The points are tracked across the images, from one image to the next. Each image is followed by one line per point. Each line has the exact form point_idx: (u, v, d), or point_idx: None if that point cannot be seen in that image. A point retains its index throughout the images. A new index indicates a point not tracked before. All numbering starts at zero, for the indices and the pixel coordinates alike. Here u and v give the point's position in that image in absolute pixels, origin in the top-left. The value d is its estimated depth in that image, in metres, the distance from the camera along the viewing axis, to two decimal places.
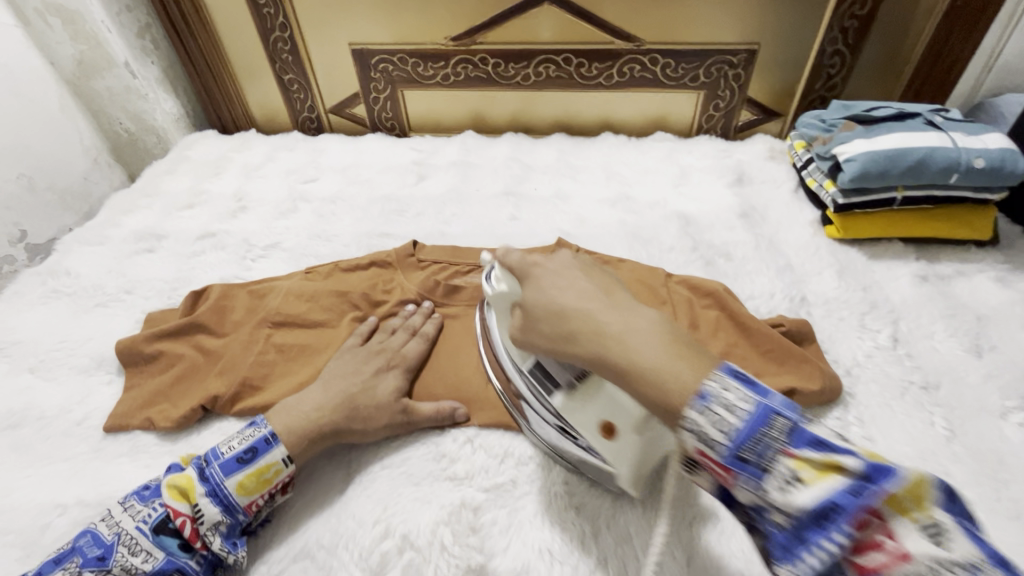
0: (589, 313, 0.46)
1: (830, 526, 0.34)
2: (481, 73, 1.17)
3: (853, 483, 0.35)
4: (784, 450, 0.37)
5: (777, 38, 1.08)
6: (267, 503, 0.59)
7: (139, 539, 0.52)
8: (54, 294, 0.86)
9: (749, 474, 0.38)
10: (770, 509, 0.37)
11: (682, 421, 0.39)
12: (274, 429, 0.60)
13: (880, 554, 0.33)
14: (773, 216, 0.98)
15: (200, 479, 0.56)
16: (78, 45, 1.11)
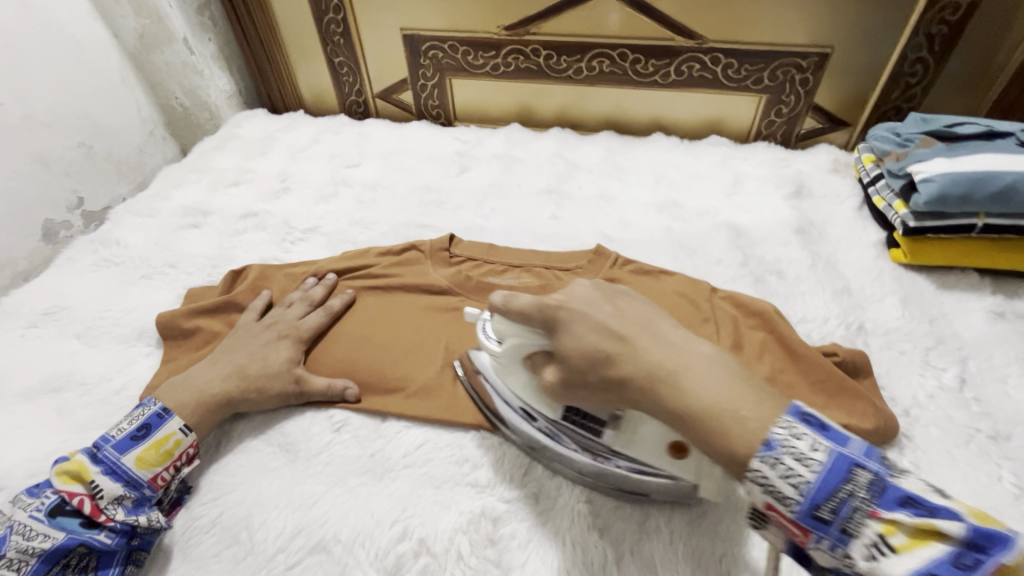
0: (664, 361, 0.43)
1: None
2: (532, 64, 1.13)
3: (957, 555, 0.33)
4: (869, 509, 0.36)
5: (853, 42, 1.00)
6: (174, 476, 0.60)
7: (35, 524, 0.52)
8: (104, 263, 0.89)
9: (828, 535, 0.36)
10: (855, 573, 0.36)
11: (750, 473, 0.38)
12: (164, 406, 0.63)
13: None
14: (832, 233, 0.92)
15: (94, 461, 0.57)
16: (141, 19, 1.13)
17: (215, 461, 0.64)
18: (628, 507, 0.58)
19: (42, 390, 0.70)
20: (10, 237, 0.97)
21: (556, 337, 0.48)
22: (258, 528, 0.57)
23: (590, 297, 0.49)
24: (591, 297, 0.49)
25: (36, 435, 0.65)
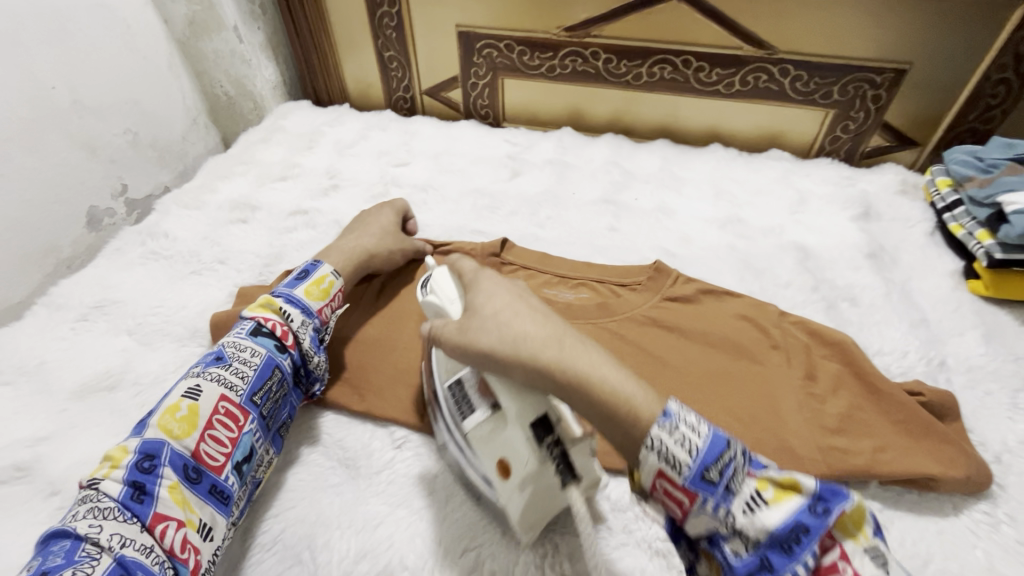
0: (541, 331, 0.47)
1: (801, 555, 0.37)
2: (590, 68, 1.10)
3: (809, 503, 0.38)
4: (747, 473, 0.40)
5: (933, 59, 0.96)
6: (331, 315, 0.68)
7: (240, 340, 0.59)
8: (152, 256, 0.87)
9: (715, 496, 0.39)
10: (730, 535, 0.40)
11: (650, 439, 0.41)
12: (314, 259, 0.71)
13: (834, 571, 0.37)
14: (905, 259, 0.88)
15: (274, 296, 0.64)
16: (191, 5, 1.10)
17: (274, 473, 0.61)
18: None
19: (95, 388, 0.68)
20: (55, 223, 0.95)
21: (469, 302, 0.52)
22: (324, 547, 0.54)
23: (509, 283, 0.52)
24: (518, 287, 0.52)
25: (89, 436, 0.63)
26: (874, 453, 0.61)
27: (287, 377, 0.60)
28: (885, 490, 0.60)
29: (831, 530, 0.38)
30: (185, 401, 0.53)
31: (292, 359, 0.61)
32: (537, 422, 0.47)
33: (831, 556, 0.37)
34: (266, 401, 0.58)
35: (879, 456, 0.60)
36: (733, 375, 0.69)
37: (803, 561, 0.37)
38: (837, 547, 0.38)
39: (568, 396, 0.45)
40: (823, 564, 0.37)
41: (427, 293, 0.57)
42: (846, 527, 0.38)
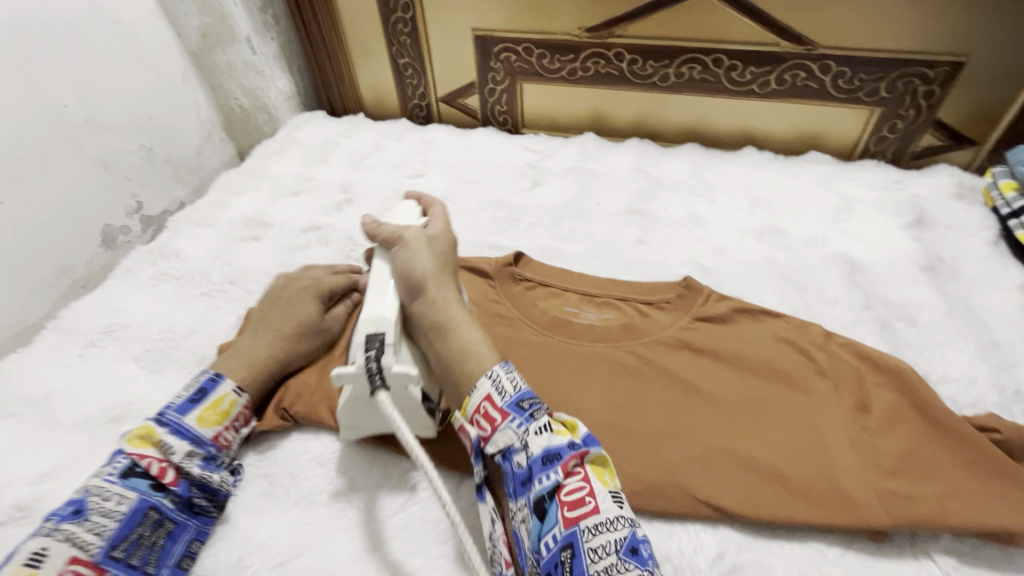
0: (433, 284, 0.63)
1: (551, 471, 0.47)
2: (613, 69, 1.04)
3: (577, 442, 0.49)
4: (548, 412, 0.51)
5: (994, 49, 0.87)
6: (235, 436, 0.61)
7: (107, 485, 0.51)
8: (163, 277, 0.85)
9: (521, 418, 0.50)
10: (518, 450, 0.49)
11: (492, 372, 0.54)
12: (217, 370, 0.62)
13: (580, 502, 0.46)
14: (966, 271, 0.80)
15: (158, 424, 0.56)
16: (204, 17, 1.08)
17: (283, 517, 0.57)
18: None
19: (101, 420, 0.66)
20: (70, 243, 0.94)
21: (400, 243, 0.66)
22: None
23: (444, 245, 0.69)
24: (449, 253, 0.69)
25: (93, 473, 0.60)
26: (941, 501, 0.53)
27: (167, 517, 0.53)
28: (958, 542, 0.53)
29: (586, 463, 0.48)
30: (23, 570, 0.45)
31: (173, 497, 0.54)
32: (376, 348, 0.57)
33: (581, 493, 0.46)
34: (133, 551, 0.50)
35: (948, 503, 0.53)
36: (779, 405, 0.62)
37: (553, 474, 0.47)
38: (585, 479, 0.47)
39: (434, 330, 0.60)
40: (573, 489, 0.46)
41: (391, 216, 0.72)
42: (608, 479, 0.48)
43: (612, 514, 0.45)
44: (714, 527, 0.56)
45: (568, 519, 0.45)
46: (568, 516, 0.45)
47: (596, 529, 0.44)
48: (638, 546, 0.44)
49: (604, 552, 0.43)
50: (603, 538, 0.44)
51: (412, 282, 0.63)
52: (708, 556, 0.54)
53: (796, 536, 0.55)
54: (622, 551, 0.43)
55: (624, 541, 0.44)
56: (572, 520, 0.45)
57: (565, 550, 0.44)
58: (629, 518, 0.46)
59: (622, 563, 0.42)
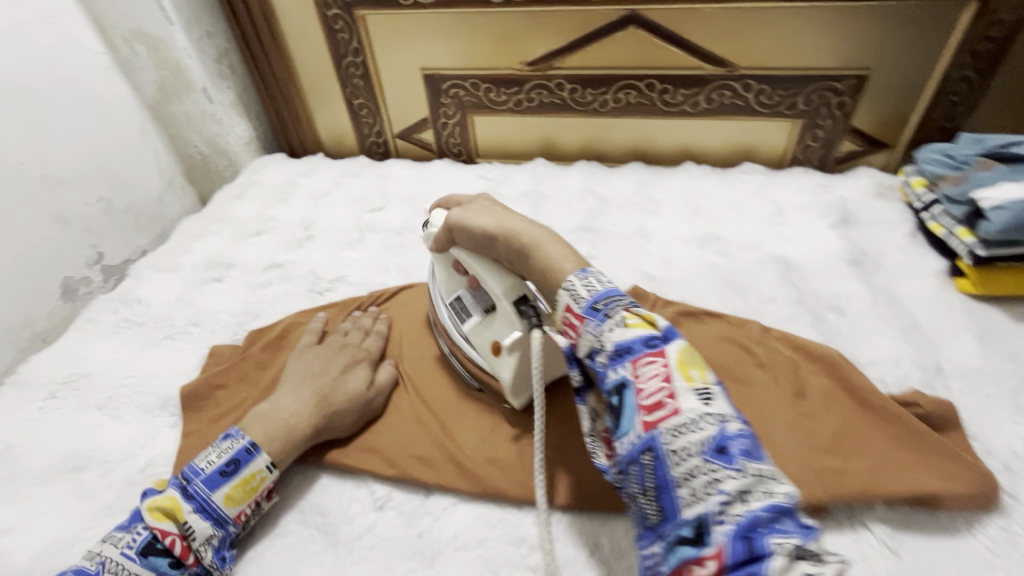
0: (519, 220, 0.59)
1: (621, 367, 0.47)
2: (556, 99, 1.11)
3: (657, 335, 0.48)
4: (624, 308, 0.50)
5: (891, 63, 0.97)
6: (255, 511, 0.59)
7: (126, 562, 0.51)
8: (125, 324, 0.85)
9: (596, 320, 0.50)
10: (599, 350, 0.49)
11: (566, 283, 0.52)
12: (253, 439, 0.60)
13: (659, 407, 0.45)
14: (888, 263, 0.87)
15: (184, 498, 0.55)
16: (160, 71, 1.12)
17: (248, 549, 0.58)
18: None
19: (63, 470, 0.66)
20: (29, 298, 0.94)
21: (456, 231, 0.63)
22: None
23: (485, 204, 0.63)
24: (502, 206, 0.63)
25: (56, 522, 0.61)
26: (871, 473, 0.57)
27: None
28: (892, 512, 0.57)
29: (664, 356, 0.47)
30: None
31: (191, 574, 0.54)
32: (527, 308, 0.58)
33: (660, 396, 0.45)
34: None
35: (880, 475, 0.57)
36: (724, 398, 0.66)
37: (624, 370, 0.47)
38: (664, 373, 0.46)
39: (522, 259, 0.57)
40: (652, 388, 0.46)
41: (432, 229, 0.67)
42: (693, 372, 0.46)
43: (695, 412, 0.44)
44: None
45: (648, 423, 0.45)
46: (647, 420, 0.45)
47: (677, 431, 0.43)
48: (725, 445, 0.43)
49: (686, 451, 0.43)
50: (683, 440, 0.43)
51: (490, 241, 0.59)
52: None
53: None
54: (705, 451, 0.42)
55: (710, 440, 0.43)
56: (652, 424, 0.44)
57: (644, 454, 0.44)
58: (717, 415, 0.44)
59: (706, 464, 0.42)
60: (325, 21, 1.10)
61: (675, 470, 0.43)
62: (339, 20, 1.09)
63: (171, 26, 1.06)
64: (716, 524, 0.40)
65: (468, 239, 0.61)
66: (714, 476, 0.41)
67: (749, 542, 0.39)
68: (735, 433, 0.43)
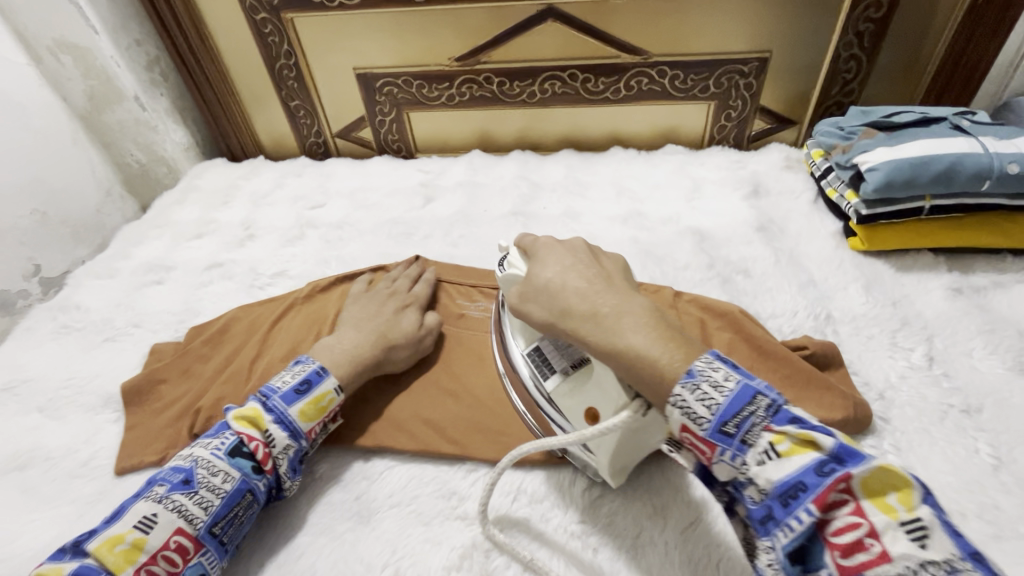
0: (588, 297, 0.52)
1: (799, 512, 0.38)
2: (486, 92, 1.16)
3: (826, 462, 0.38)
4: (766, 427, 0.41)
5: (788, 46, 1.05)
6: (322, 431, 0.64)
7: (216, 461, 0.56)
8: (64, 329, 0.86)
9: (731, 447, 0.42)
10: (748, 483, 0.42)
11: (673, 396, 0.44)
12: (321, 365, 0.66)
13: (859, 549, 0.36)
14: (792, 228, 0.95)
15: (264, 410, 0.60)
16: (89, 80, 1.12)
17: None
18: (620, 523, 0.58)
19: (5, 470, 0.67)
20: None
21: (531, 285, 0.57)
22: None
23: (576, 258, 0.56)
24: (589, 260, 0.56)
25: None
26: None
27: (259, 499, 0.57)
28: None
29: (850, 488, 0.37)
30: (133, 532, 0.50)
31: (268, 481, 0.58)
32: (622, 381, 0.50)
33: (858, 535, 0.36)
34: (227, 529, 0.54)
35: None
36: None
37: (807, 516, 0.37)
38: (854, 506, 0.37)
39: (596, 345, 0.49)
40: (841, 526, 0.37)
41: (506, 269, 0.63)
42: (892, 498, 0.37)
43: (909, 559, 0.34)
44: None
45: (846, 567, 0.36)
46: (842, 561, 0.36)
47: None
48: None
49: None
50: None
51: (553, 327, 0.54)
52: (581, 486, 0.62)
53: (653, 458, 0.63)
54: None
55: None
56: (852, 569, 0.36)
57: None
58: (942, 561, 0.34)
59: None
60: (254, 25, 1.12)
61: None
62: (268, 24, 1.11)
63: (96, 35, 1.08)
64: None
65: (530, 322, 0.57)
66: None
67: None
68: None
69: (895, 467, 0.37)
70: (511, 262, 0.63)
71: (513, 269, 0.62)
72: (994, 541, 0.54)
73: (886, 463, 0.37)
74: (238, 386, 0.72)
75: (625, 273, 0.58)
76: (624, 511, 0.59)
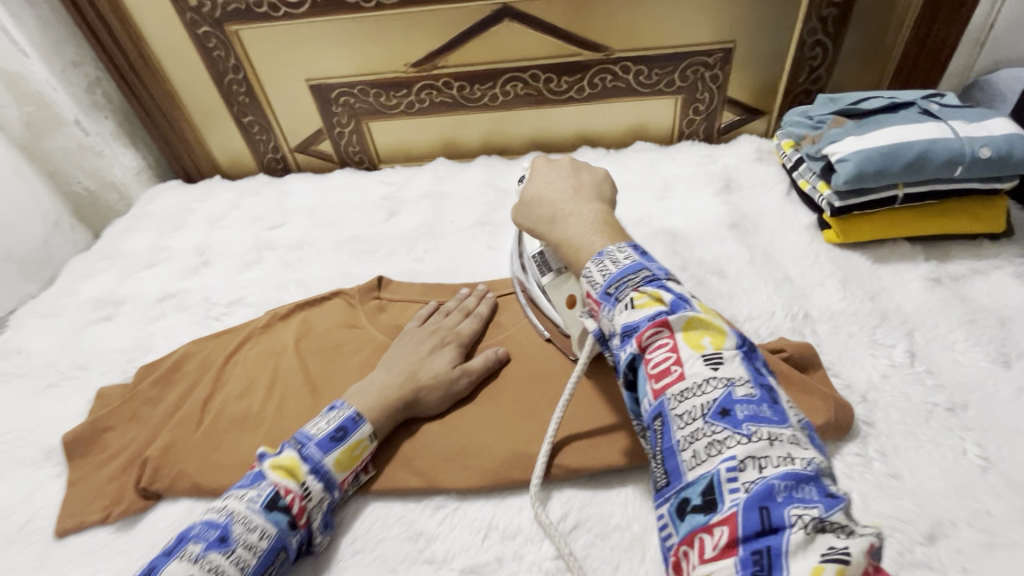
0: (554, 206, 0.61)
1: (626, 347, 0.44)
2: (446, 97, 1.11)
3: (663, 311, 0.44)
4: (635, 288, 0.46)
5: (752, 34, 1.02)
6: (353, 481, 0.60)
7: (252, 515, 0.52)
8: (4, 377, 0.81)
9: (609, 304, 0.47)
10: (611, 334, 0.47)
11: (584, 271, 0.52)
12: (357, 410, 0.62)
13: (665, 373, 0.42)
14: (766, 223, 0.92)
15: (301, 458, 0.57)
16: (25, 107, 1.06)
17: None
18: (597, 555, 0.55)
19: None
20: None
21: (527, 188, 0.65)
22: None
23: (569, 176, 0.64)
24: (584, 177, 0.64)
25: None
26: None
27: (291, 556, 0.54)
28: None
29: (673, 330, 0.43)
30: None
31: (301, 537, 0.54)
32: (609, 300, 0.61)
33: (666, 362, 0.42)
34: None
35: None
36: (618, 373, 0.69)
37: (630, 349, 0.44)
38: (671, 345, 0.42)
39: (553, 238, 0.60)
40: (659, 358, 0.42)
41: (522, 182, 0.68)
42: (705, 340, 0.42)
43: (700, 377, 0.40)
44: (559, 492, 0.61)
45: (656, 390, 0.42)
46: (656, 387, 0.42)
47: (682, 395, 0.40)
48: (729, 408, 0.39)
49: (692, 416, 0.40)
50: (690, 404, 0.40)
51: (530, 227, 0.64)
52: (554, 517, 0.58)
53: (631, 478, 0.61)
54: (708, 414, 0.39)
55: (711, 403, 0.39)
56: (660, 390, 0.41)
57: (655, 421, 0.41)
58: (725, 379, 0.40)
59: (708, 427, 0.39)
60: (197, 40, 1.06)
61: (680, 435, 0.40)
62: (212, 38, 1.06)
63: (28, 58, 1.02)
64: (730, 490, 0.36)
65: (524, 227, 0.67)
66: (715, 438, 0.38)
67: (765, 513, 0.34)
68: (741, 398, 0.39)
69: (711, 316, 0.43)
70: (523, 178, 0.70)
71: (522, 182, 0.68)
72: (986, 550, 0.51)
73: (710, 316, 0.43)
74: (189, 430, 0.68)
75: (606, 187, 0.64)
76: (603, 542, 0.56)
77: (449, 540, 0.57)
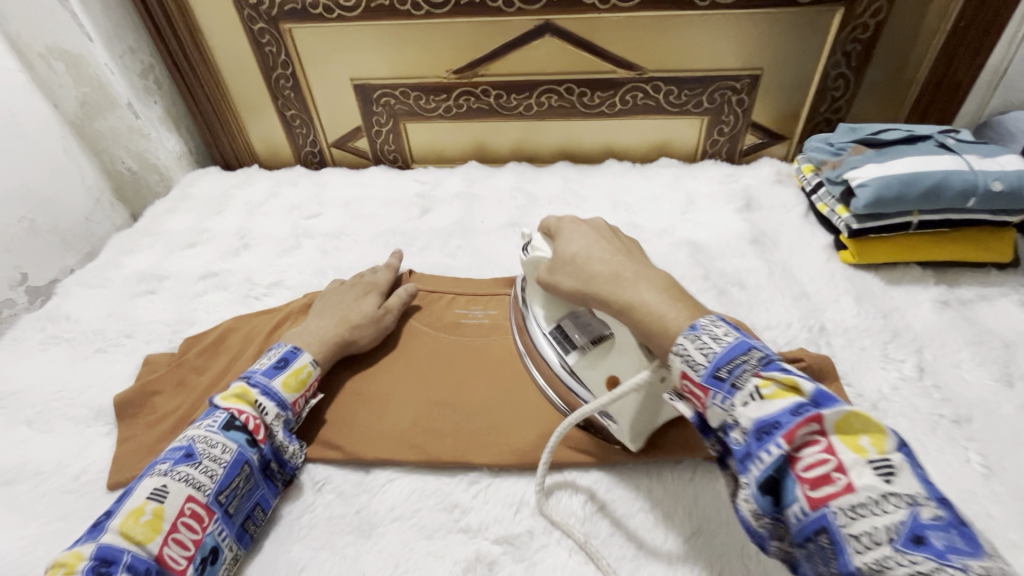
0: (607, 265, 0.56)
1: (769, 446, 0.38)
2: (483, 104, 1.17)
3: (801, 404, 0.38)
4: (755, 372, 0.41)
5: (779, 63, 1.07)
6: (305, 405, 0.67)
7: (211, 435, 0.58)
8: (53, 340, 0.85)
9: (722, 390, 0.42)
10: (732, 424, 0.41)
11: (676, 347, 0.45)
12: (295, 345, 0.70)
13: (825, 481, 0.36)
14: (784, 241, 0.96)
15: (250, 385, 0.63)
16: (81, 87, 1.11)
17: None
18: (621, 533, 0.58)
19: None
20: None
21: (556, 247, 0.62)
22: None
23: (609, 240, 0.60)
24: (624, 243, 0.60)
25: None
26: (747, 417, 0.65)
27: (256, 472, 0.59)
28: None
29: (822, 427, 0.38)
30: (149, 503, 0.52)
31: (261, 453, 0.60)
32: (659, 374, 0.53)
33: (824, 468, 0.36)
34: (232, 499, 0.56)
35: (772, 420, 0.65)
36: None
37: (775, 448, 0.38)
38: (824, 444, 0.37)
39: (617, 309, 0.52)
40: (806, 460, 0.37)
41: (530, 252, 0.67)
42: (862, 440, 0.37)
43: (877, 492, 0.35)
44: (586, 474, 0.64)
45: (813, 499, 0.36)
46: (811, 495, 0.36)
47: (855, 511, 0.35)
48: (923, 533, 0.33)
49: (872, 538, 0.34)
50: (865, 523, 0.34)
51: (580, 295, 0.58)
52: (583, 497, 0.62)
53: (656, 469, 0.64)
54: (900, 539, 0.33)
55: (900, 526, 0.33)
56: (818, 499, 0.36)
57: (841, 549, 0.35)
58: (906, 496, 0.34)
59: (901, 556, 0.33)
60: (251, 35, 1.12)
61: (859, 559, 0.34)
62: (266, 34, 1.11)
63: (90, 42, 1.07)
64: None
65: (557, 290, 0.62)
66: (918, 572, 0.32)
67: None
68: (931, 521, 0.33)
69: (866, 410, 0.38)
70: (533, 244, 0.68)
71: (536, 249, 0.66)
72: None
73: (859, 408, 0.38)
74: None
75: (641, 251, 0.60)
76: (628, 521, 0.60)
77: (484, 512, 0.61)
